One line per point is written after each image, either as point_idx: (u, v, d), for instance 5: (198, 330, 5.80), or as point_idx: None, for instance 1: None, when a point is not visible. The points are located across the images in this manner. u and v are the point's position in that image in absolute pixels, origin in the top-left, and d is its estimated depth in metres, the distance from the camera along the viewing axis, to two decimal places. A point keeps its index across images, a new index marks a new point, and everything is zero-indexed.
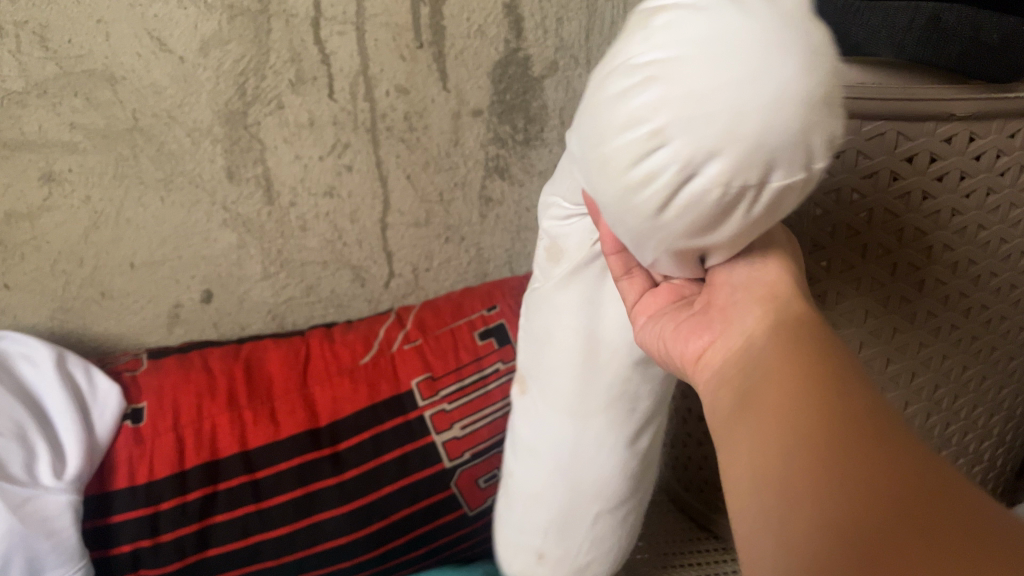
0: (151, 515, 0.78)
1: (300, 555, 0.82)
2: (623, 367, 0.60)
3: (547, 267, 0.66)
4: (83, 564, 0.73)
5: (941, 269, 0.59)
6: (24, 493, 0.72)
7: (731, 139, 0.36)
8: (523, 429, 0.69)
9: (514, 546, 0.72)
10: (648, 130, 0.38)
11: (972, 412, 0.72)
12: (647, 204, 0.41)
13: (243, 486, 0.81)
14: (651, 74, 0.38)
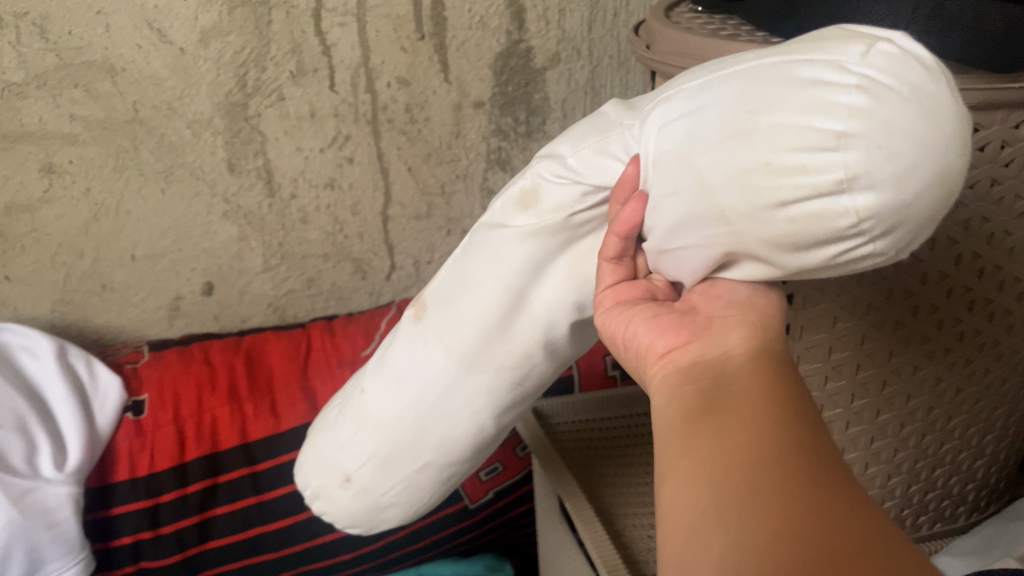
0: (151, 507, 0.78)
1: (301, 547, 0.83)
2: (532, 341, 0.51)
3: (512, 207, 0.50)
4: (83, 556, 0.73)
5: (945, 263, 0.52)
6: (24, 484, 0.71)
7: (878, 181, 0.32)
8: (398, 351, 0.57)
9: (321, 457, 0.63)
10: (788, 125, 0.33)
11: (969, 431, 0.63)
12: (759, 198, 0.35)
13: (243, 478, 0.81)
14: (856, 82, 0.32)
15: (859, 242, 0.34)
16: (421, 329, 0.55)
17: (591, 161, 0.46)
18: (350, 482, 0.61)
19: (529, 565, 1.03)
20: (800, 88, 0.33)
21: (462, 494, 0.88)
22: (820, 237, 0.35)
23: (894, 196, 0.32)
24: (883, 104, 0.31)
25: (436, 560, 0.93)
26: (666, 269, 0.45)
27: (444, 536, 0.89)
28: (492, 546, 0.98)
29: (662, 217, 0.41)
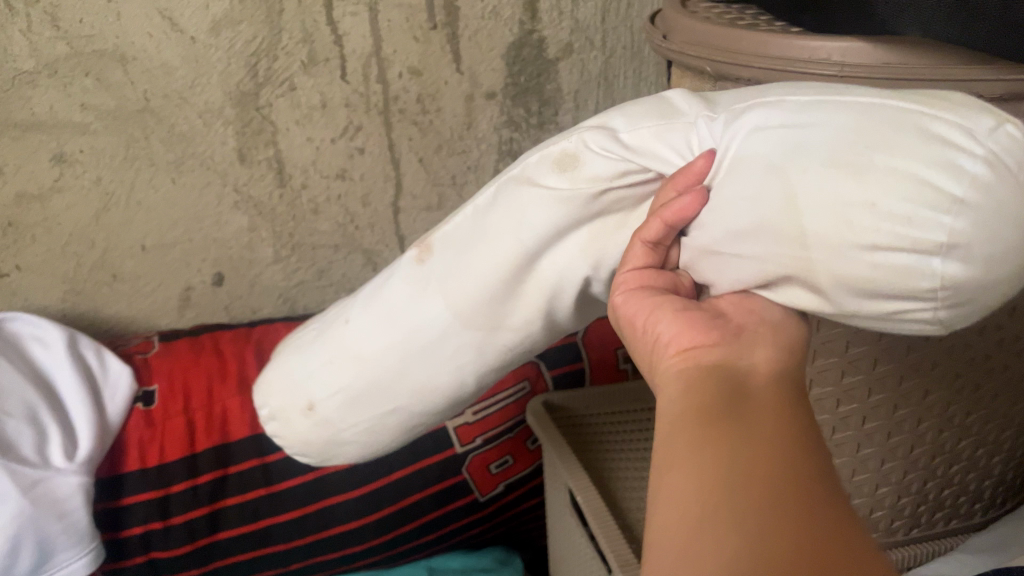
0: (161, 498, 0.78)
1: (310, 539, 0.82)
2: (535, 303, 0.51)
3: (553, 170, 0.49)
4: (94, 546, 0.73)
5: None
6: (35, 475, 0.71)
7: (971, 256, 0.32)
8: (391, 287, 0.56)
9: (291, 383, 0.62)
10: (910, 174, 0.32)
11: (987, 426, 0.61)
12: (848, 236, 0.34)
13: (253, 470, 0.81)
14: (984, 151, 0.32)
15: (920, 307, 0.34)
16: (424, 271, 0.54)
17: (648, 143, 0.46)
18: (315, 411, 0.60)
19: (540, 559, 1.03)
20: (929, 142, 0.33)
21: (472, 487, 0.87)
22: (891, 291, 0.34)
23: (979, 273, 0.33)
24: (1007, 183, 0.32)
25: (446, 553, 0.93)
26: (701, 268, 0.44)
27: (453, 529, 0.89)
28: (503, 539, 0.98)
29: (725, 221, 0.40)
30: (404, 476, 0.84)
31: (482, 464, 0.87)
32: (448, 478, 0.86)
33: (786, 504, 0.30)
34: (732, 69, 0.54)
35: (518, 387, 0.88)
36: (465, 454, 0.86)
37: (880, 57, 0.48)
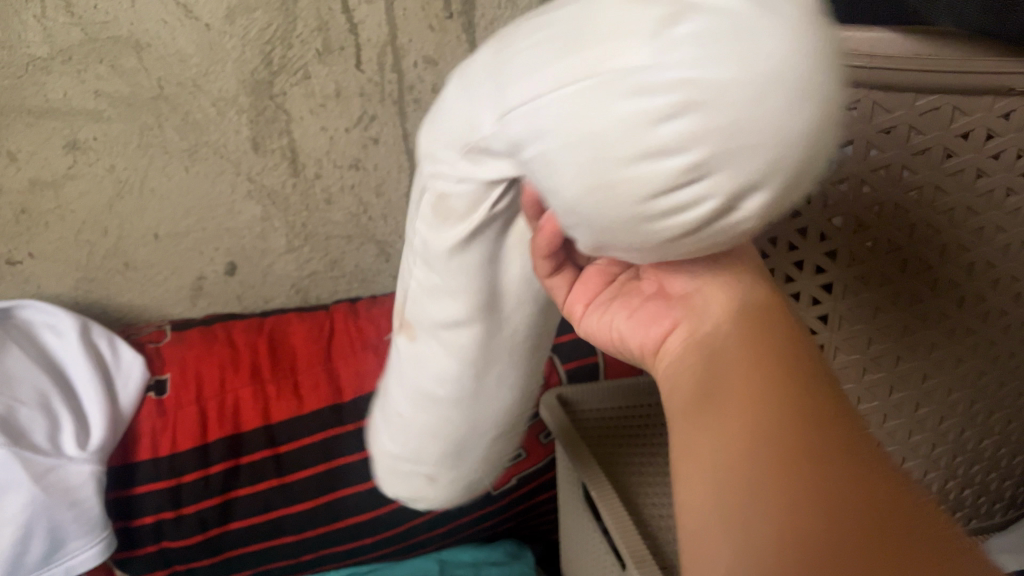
0: (173, 487, 0.77)
1: (323, 530, 0.82)
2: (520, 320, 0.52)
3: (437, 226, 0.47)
4: (105, 535, 0.73)
5: (956, 271, 0.52)
6: (47, 463, 0.71)
7: (715, 171, 0.31)
8: (405, 372, 0.56)
9: (391, 476, 0.65)
10: (629, 96, 0.30)
11: (1007, 426, 0.63)
12: (632, 192, 0.32)
13: (265, 460, 0.81)
14: (684, 80, 0.29)
15: (699, 208, 0.32)
16: (415, 349, 0.54)
17: None
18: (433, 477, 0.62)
19: (550, 552, 1.03)
20: (631, 88, 0.30)
21: (485, 481, 0.86)
22: (658, 193, 0.32)
23: (771, 195, 0.32)
24: (725, 93, 0.29)
25: (457, 546, 0.92)
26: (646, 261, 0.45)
27: (465, 521, 0.88)
28: (513, 532, 0.97)
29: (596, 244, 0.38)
30: None
31: None
32: None
33: (837, 513, 0.34)
34: None
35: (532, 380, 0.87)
36: None
37: (912, 49, 0.46)
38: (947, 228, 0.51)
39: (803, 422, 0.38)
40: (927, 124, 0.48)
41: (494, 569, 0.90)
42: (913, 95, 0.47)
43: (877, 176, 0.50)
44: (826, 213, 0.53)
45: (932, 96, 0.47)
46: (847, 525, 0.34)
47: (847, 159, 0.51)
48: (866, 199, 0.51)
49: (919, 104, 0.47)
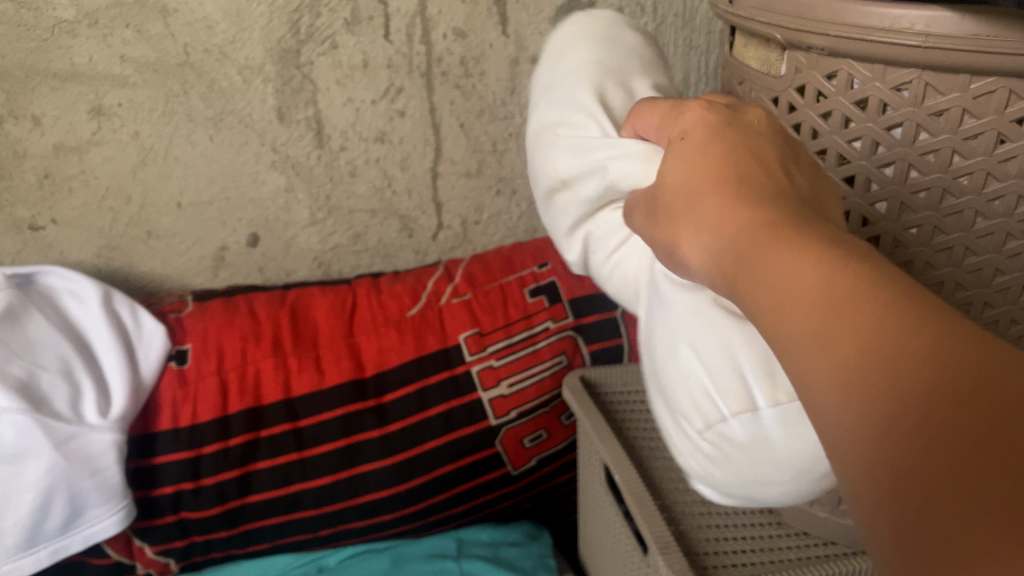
0: (192, 458, 0.78)
1: (342, 505, 0.82)
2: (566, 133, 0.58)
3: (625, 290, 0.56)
4: (125, 505, 0.74)
5: (1003, 259, 0.49)
6: (69, 430, 0.71)
7: None
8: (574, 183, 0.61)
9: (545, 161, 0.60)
10: None
11: None
12: None
13: (285, 434, 0.80)
14: None
15: None
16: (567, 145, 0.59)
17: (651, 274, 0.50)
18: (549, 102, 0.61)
19: (566, 534, 1.01)
20: None
21: (505, 460, 0.86)
22: None
23: None
24: None
25: (474, 526, 0.91)
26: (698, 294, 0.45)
27: (485, 500, 0.88)
28: (531, 513, 0.96)
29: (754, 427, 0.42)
30: (437, 447, 0.83)
31: (516, 437, 0.85)
32: (480, 450, 0.84)
33: (911, 407, 0.25)
34: (803, 36, 0.48)
35: (555, 361, 0.86)
36: (499, 427, 0.84)
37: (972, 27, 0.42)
38: (994, 217, 0.47)
39: (835, 279, 0.29)
40: (981, 108, 0.44)
41: (511, 549, 0.89)
42: (969, 76, 0.43)
43: (925, 161, 0.47)
44: (870, 198, 0.51)
45: (987, 78, 0.43)
46: (948, 413, 0.24)
47: (894, 143, 0.48)
48: (906, 185, 0.49)
49: (974, 87, 0.43)
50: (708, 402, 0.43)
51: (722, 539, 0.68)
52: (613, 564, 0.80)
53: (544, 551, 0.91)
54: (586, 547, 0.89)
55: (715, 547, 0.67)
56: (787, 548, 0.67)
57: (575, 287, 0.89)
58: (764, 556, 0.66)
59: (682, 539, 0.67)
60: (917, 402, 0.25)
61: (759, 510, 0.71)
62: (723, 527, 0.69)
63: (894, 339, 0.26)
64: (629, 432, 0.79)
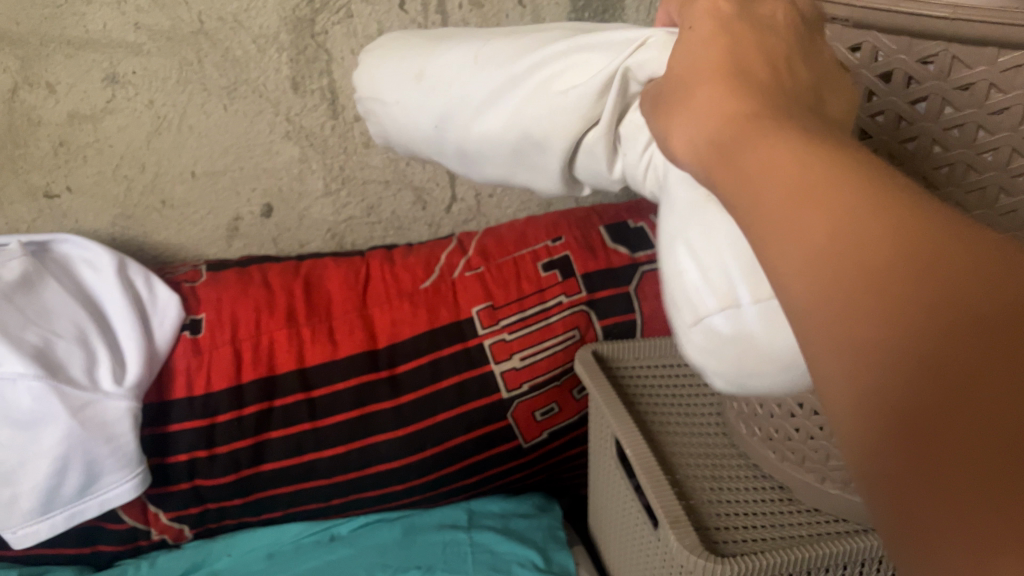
0: (207, 426, 0.78)
1: (355, 475, 0.82)
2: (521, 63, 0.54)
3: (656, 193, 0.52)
4: (140, 471, 0.75)
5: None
6: (84, 397, 0.72)
7: None
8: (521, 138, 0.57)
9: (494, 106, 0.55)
10: None
11: None
12: None
13: (299, 404, 0.81)
14: None
15: None
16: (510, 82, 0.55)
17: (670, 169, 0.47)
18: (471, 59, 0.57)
19: (577, 507, 1.01)
20: None
21: (517, 433, 0.86)
22: None
23: None
24: None
25: (486, 497, 0.92)
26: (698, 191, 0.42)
27: (495, 472, 0.88)
28: (542, 485, 0.96)
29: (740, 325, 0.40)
30: (449, 419, 0.83)
31: (528, 410, 0.85)
32: (492, 423, 0.84)
33: (876, 369, 0.23)
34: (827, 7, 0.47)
35: (568, 336, 0.85)
36: (511, 400, 0.84)
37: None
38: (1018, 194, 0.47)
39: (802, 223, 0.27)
40: (1009, 83, 0.43)
41: (522, 521, 0.89)
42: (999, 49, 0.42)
43: (950, 135, 0.46)
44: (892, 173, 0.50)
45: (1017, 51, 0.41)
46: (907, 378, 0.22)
47: (917, 116, 0.47)
48: (930, 162, 0.48)
49: (1002, 61, 0.42)
50: (697, 297, 0.41)
51: (730, 515, 0.68)
52: (621, 536, 0.80)
53: (554, 523, 0.91)
54: (595, 516, 0.90)
55: (724, 523, 0.67)
56: (798, 525, 0.67)
57: (588, 262, 0.88)
58: (774, 532, 0.66)
59: (690, 514, 0.67)
60: (879, 366, 0.23)
61: (767, 485, 0.71)
62: (731, 503, 0.69)
63: (858, 295, 0.24)
64: (639, 406, 0.79)
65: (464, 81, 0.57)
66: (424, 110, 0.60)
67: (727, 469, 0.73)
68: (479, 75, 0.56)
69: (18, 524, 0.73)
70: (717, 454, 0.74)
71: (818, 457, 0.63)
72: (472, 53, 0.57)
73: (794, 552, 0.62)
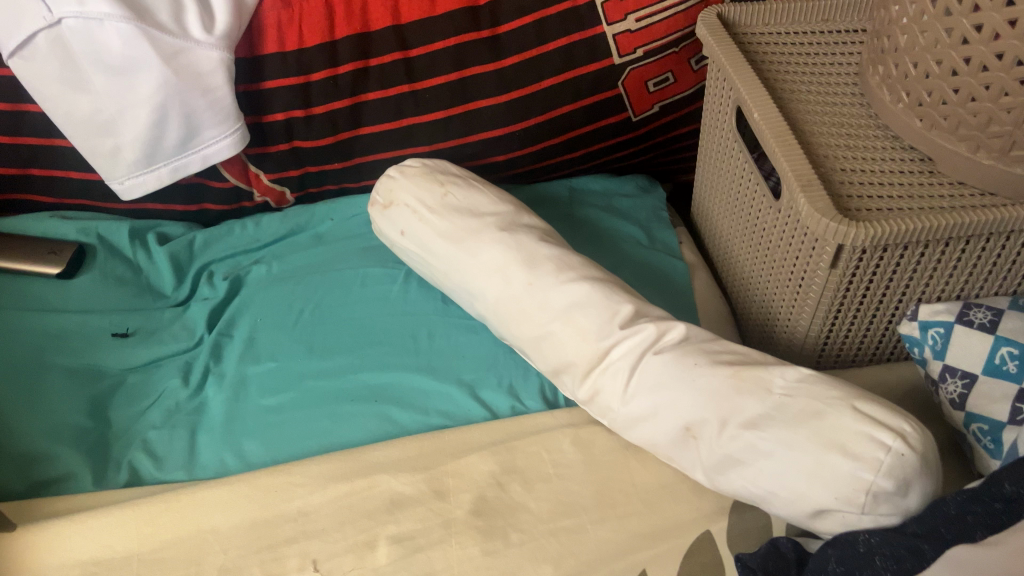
0: (302, 85, 0.75)
1: (456, 142, 0.80)
2: (506, 289, 0.64)
3: (727, 397, 0.52)
4: (239, 128, 0.73)
5: None
6: (175, 44, 0.68)
7: None
8: (495, 306, 0.65)
9: (544, 359, 0.62)
10: None
11: (933, 191, 0.58)
12: None
13: (395, 64, 0.76)
14: None
15: None
16: (522, 336, 0.63)
17: (673, 451, 0.55)
18: (469, 234, 0.67)
19: (682, 192, 0.96)
20: None
21: (627, 105, 0.80)
22: None
23: None
24: None
25: (588, 176, 0.88)
26: (711, 467, 0.52)
27: (599, 148, 0.85)
28: (648, 167, 0.91)
29: (727, 441, 0.51)
30: (556, 86, 0.77)
31: (640, 78, 0.78)
32: (602, 92, 0.79)
33: None
34: None
35: None
36: (622, 67, 0.77)
37: None
38: None
39: None
40: None
41: (626, 201, 0.85)
42: None
43: None
44: None
45: None
46: None
47: None
48: None
49: None
50: (697, 464, 0.53)
51: (858, 173, 0.60)
52: (732, 210, 0.75)
53: (658, 205, 0.86)
54: (699, 204, 0.84)
55: (850, 179, 0.59)
56: (936, 195, 0.57)
57: None
58: (907, 192, 0.58)
59: (815, 169, 0.59)
60: None
61: (909, 151, 0.61)
62: (864, 164, 0.60)
63: None
64: (765, 70, 0.70)
65: (465, 260, 0.66)
66: (462, 292, 0.68)
67: (863, 133, 0.63)
68: (483, 282, 0.65)
69: (124, 176, 0.73)
70: (852, 116, 0.65)
71: (978, 121, 0.54)
72: (473, 286, 0.66)
73: (934, 219, 0.53)
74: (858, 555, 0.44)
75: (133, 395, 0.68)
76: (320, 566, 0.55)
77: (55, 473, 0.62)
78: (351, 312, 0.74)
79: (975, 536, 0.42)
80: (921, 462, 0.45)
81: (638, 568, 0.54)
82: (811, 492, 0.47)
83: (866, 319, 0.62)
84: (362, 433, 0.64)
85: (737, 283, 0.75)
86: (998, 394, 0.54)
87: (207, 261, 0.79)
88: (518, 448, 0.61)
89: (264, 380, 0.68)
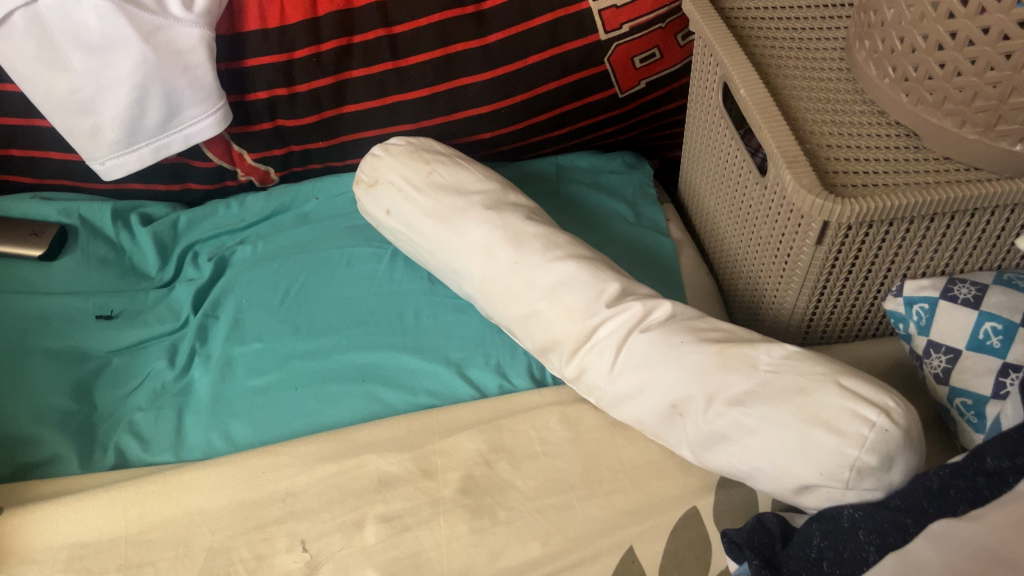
0: (286, 63, 0.75)
1: (441, 120, 0.79)
2: (492, 268, 0.63)
3: (712, 375, 0.52)
4: (221, 106, 0.71)
5: None
6: (154, 21, 0.66)
7: None
8: (481, 286, 0.64)
9: (530, 338, 0.62)
10: None
11: (918, 166, 0.57)
12: None
13: (379, 41, 0.75)
14: None
15: None
16: (508, 314, 0.63)
17: (658, 427, 0.55)
18: (455, 212, 0.67)
19: (669, 169, 0.96)
20: None
21: (613, 81, 0.79)
22: None
23: None
24: None
25: (574, 153, 0.88)
26: (697, 445, 0.52)
27: (586, 126, 0.84)
28: (635, 144, 0.91)
29: (711, 419, 0.51)
30: (542, 61, 0.77)
31: (626, 55, 0.78)
32: (588, 68, 0.78)
33: None
34: None
35: None
36: (609, 43, 0.76)
37: None
38: None
39: None
40: None
41: (613, 177, 0.85)
42: None
43: None
44: None
45: None
46: None
47: None
48: None
49: None
50: (683, 439, 0.54)
51: (843, 149, 0.59)
52: (719, 187, 0.74)
53: (645, 181, 0.86)
54: (686, 181, 0.84)
55: (836, 155, 0.59)
56: (921, 170, 0.57)
57: None
58: (892, 167, 0.58)
59: (801, 145, 0.59)
60: None
61: (894, 127, 0.61)
62: (849, 139, 0.60)
63: None
64: (752, 46, 0.69)
65: (451, 239, 0.66)
66: (449, 270, 0.68)
67: (849, 108, 0.63)
68: (468, 260, 0.65)
69: (105, 156, 0.73)
70: (838, 92, 0.64)
71: (964, 96, 0.54)
72: (459, 264, 0.66)
73: (920, 195, 0.53)
74: (840, 528, 0.44)
75: (118, 377, 0.68)
76: (309, 546, 0.55)
77: (41, 456, 0.62)
78: (337, 292, 0.73)
79: (957, 511, 0.42)
80: (904, 437, 0.45)
81: (626, 544, 0.54)
82: (795, 469, 0.47)
83: (852, 293, 0.62)
84: (350, 413, 0.64)
85: (723, 260, 0.75)
86: (981, 368, 0.55)
87: (191, 241, 0.78)
88: (505, 426, 0.61)
89: (250, 361, 0.68)
